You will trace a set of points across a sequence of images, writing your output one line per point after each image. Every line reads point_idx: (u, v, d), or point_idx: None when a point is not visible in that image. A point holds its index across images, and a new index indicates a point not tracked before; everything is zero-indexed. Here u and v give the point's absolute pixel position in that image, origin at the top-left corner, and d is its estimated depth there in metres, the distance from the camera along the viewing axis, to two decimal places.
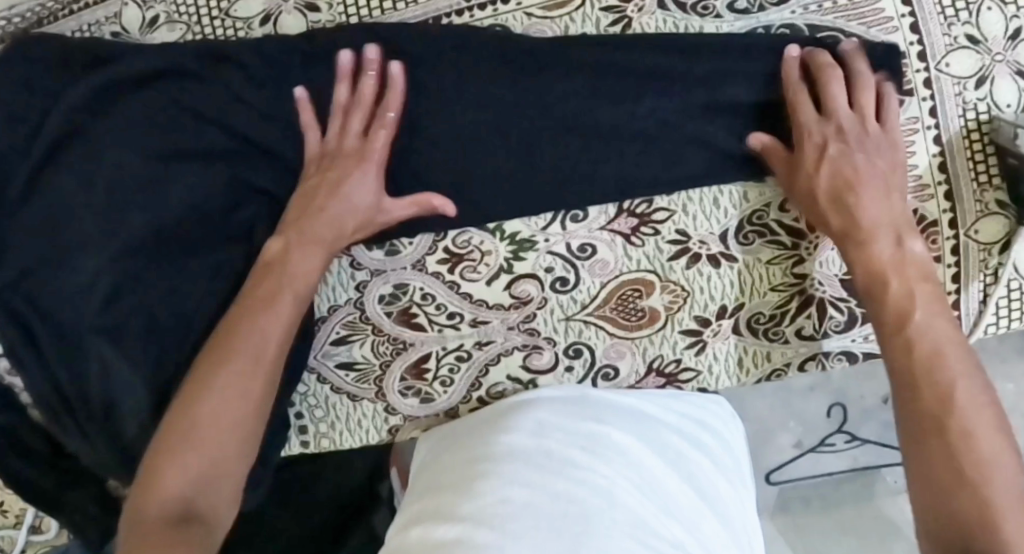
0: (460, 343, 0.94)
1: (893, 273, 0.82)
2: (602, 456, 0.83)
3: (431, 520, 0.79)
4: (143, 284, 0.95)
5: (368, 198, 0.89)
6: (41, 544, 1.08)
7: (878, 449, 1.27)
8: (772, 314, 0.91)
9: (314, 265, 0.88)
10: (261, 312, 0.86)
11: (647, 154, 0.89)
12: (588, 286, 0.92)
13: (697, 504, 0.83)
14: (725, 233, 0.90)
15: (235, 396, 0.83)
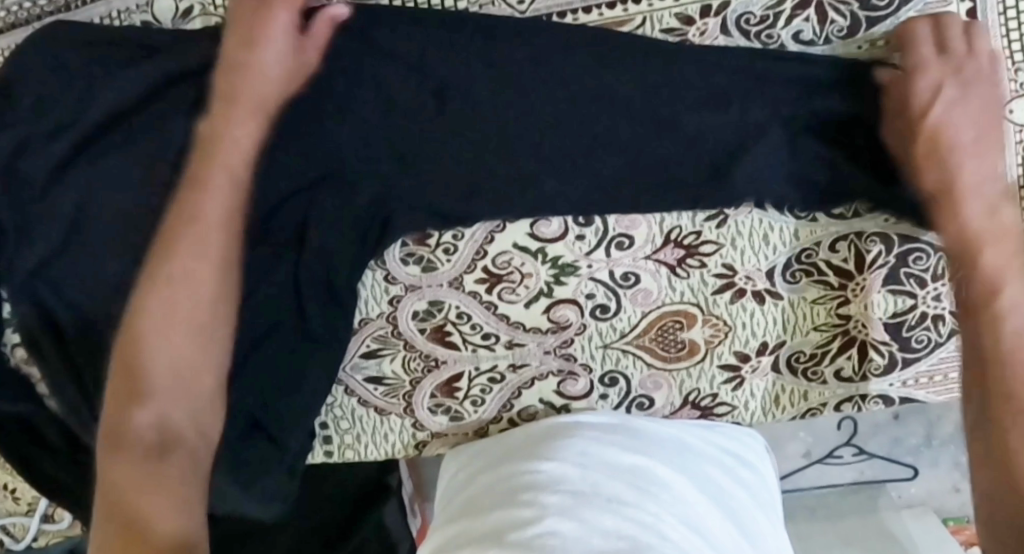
0: (494, 363, 0.93)
1: (989, 245, 0.79)
2: (646, 491, 0.82)
3: (475, 549, 0.79)
4: None
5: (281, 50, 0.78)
6: (53, 532, 1.11)
7: (884, 462, 1.27)
8: (812, 353, 0.91)
9: (241, 133, 0.80)
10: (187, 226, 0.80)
11: (697, 192, 0.85)
12: (629, 315, 0.90)
13: (739, 541, 0.82)
14: (772, 270, 0.88)
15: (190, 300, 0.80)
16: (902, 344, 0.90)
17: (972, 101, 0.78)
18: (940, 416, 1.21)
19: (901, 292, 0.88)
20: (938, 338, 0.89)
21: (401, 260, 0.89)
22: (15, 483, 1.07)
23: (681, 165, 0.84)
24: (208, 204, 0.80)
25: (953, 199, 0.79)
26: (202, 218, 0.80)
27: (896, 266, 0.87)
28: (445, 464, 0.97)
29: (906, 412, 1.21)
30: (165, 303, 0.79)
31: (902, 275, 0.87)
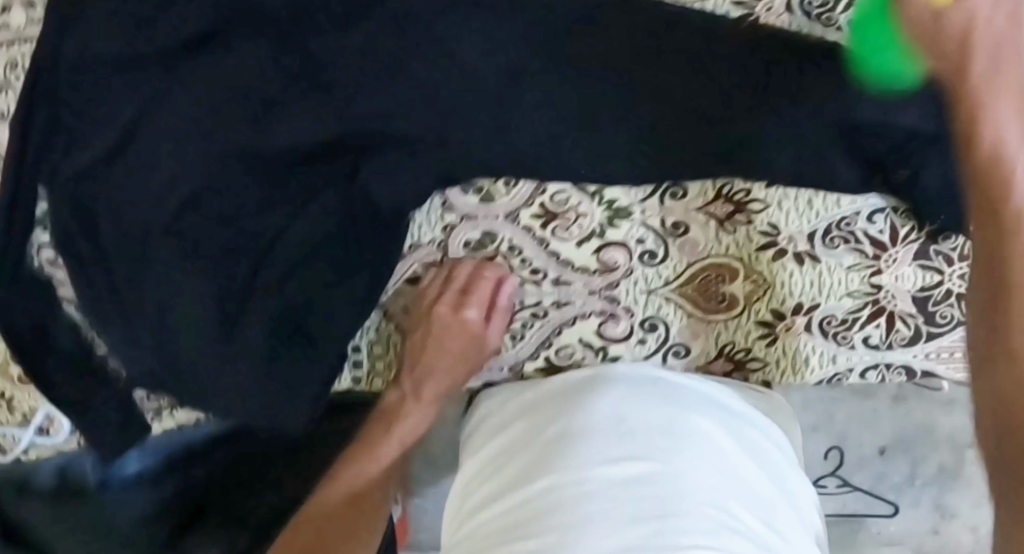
0: (540, 300, 0.95)
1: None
2: (681, 436, 0.85)
3: (508, 494, 0.86)
4: (216, 192, 0.93)
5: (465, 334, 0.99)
6: (45, 446, 1.11)
7: (865, 497, 1.30)
8: (844, 318, 0.94)
9: (445, 345, 1.00)
10: (365, 461, 0.99)
11: (750, 148, 0.88)
12: (674, 263, 0.94)
13: (773, 491, 0.86)
14: (812, 234, 0.93)
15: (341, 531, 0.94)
16: (927, 319, 0.95)
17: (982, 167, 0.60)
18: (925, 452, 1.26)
19: (930, 267, 0.93)
20: (961, 316, 0.95)
21: (462, 188, 0.93)
22: (17, 392, 1.09)
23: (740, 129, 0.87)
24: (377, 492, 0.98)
25: (986, 294, 0.64)
26: (365, 499, 0.97)
27: (925, 242, 0.93)
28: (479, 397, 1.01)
29: (894, 447, 1.27)
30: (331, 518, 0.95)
31: (932, 253, 0.93)
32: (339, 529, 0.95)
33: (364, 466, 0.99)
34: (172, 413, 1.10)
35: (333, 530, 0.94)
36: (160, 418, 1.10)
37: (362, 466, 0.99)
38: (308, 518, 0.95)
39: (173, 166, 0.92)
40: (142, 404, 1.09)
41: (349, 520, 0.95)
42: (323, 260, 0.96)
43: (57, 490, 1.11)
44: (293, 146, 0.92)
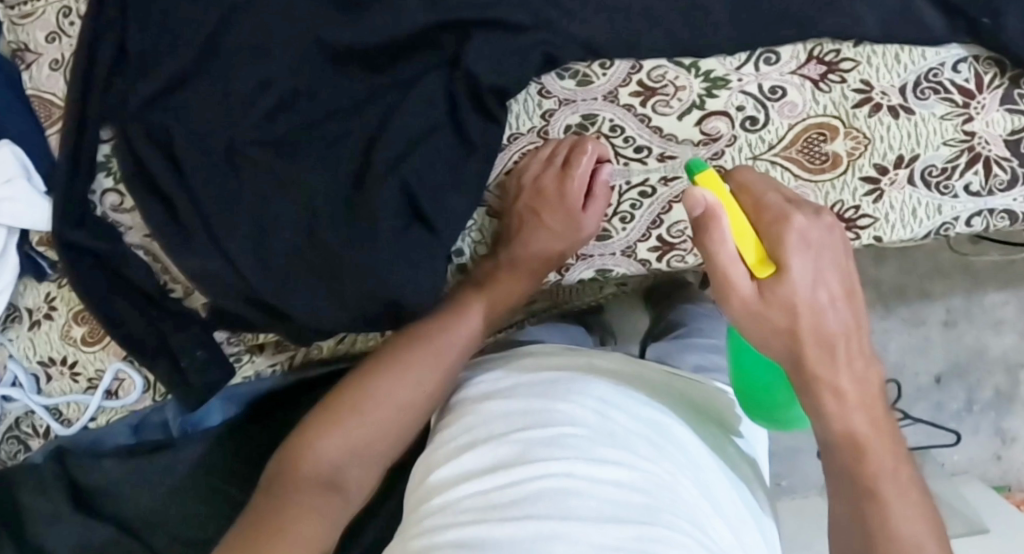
0: (646, 178, 0.94)
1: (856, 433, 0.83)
2: (664, 431, 0.89)
3: (488, 474, 0.83)
4: (313, 100, 0.96)
5: (562, 220, 0.97)
6: (116, 410, 1.04)
7: (927, 428, 1.48)
8: (944, 167, 0.96)
9: (539, 228, 0.98)
10: (434, 346, 0.97)
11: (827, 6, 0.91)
12: (776, 127, 0.94)
13: (738, 507, 0.88)
14: (903, 87, 0.95)
15: (395, 406, 0.94)
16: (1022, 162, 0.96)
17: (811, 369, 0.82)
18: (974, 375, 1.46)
19: (1018, 111, 0.95)
20: None
21: (559, 71, 0.93)
22: (79, 356, 1.03)
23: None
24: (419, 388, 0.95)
25: (849, 452, 0.83)
26: (402, 366, 0.96)
27: (1010, 87, 0.95)
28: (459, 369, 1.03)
29: (947, 376, 1.47)
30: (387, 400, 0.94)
31: (1017, 96, 0.95)
32: (385, 416, 0.94)
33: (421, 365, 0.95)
34: (252, 358, 1.05)
35: (371, 407, 0.94)
36: (240, 365, 1.04)
37: (426, 350, 0.96)
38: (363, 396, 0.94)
39: (261, 81, 0.96)
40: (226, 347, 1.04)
41: (377, 406, 0.94)
42: (424, 155, 0.93)
43: (132, 449, 1.03)
44: (383, 43, 0.94)
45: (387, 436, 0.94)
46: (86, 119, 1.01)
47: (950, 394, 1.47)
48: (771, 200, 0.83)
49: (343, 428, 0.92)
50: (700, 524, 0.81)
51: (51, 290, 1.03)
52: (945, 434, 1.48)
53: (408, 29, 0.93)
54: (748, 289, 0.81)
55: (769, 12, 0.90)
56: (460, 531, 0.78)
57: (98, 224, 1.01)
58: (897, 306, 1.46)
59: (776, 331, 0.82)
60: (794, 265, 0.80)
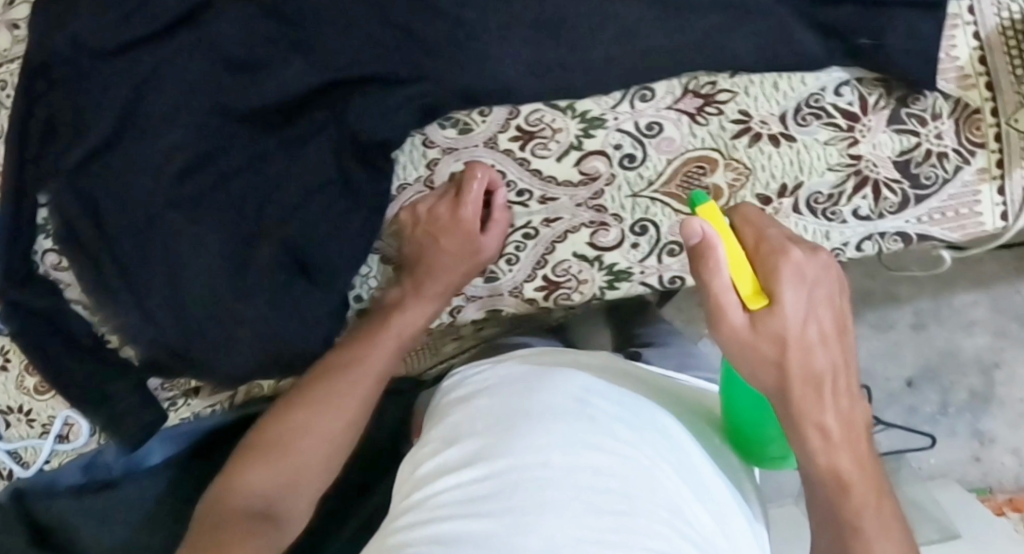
0: (529, 220, 0.97)
1: (839, 462, 0.81)
2: (644, 420, 0.87)
3: (468, 468, 0.83)
4: (221, 159, 0.99)
5: (459, 245, 0.97)
6: (66, 453, 1.12)
7: (901, 433, 1.45)
8: (830, 193, 0.95)
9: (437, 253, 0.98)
10: (344, 375, 0.97)
11: (701, 43, 0.92)
12: (655, 163, 0.95)
13: (728, 498, 0.86)
14: (784, 115, 0.95)
15: (317, 435, 0.95)
16: (913, 183, 0.95)
17: (799, 407, 0.80)
18: (948, 379, 1.43)
19: (905, 131, 0.95)
20: (945, 175, 0.95)
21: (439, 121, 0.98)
22: (32, 404, 1.11)
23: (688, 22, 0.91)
24: (336, 414, 0.95)
25: (832, 489, 0.82)
26: (316, 395, 0.96)
27: (896, 107, 0.95)
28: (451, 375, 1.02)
29: (919, 379, 1.43)
30: (305, 428, 0.95)
31: (905, 116, 0.95)
32: (305, 447, 0.94)
33: (332, 392, 0.96)
34: (187, 402, 1.11)
35: (290, 438, 0.95)
36: (176, 409, 1.11)
37: (344, 376, 0.97)
38: (286, 423, 0.96)
39: (172, 143, 0.98)
40: (158, 393, 1.10)
41: (295, 436, 0.95)
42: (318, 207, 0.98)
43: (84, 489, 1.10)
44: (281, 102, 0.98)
45: (310, 462, 0.94)
46: (25, 187, 1.03)
47: (923, 397, 1.43)
48: (769, 229, 0.81)
49: (271, 460, 0.93)
50: (677, 517, 0.80)
51: (5, 344, 1.10)
52: (919, 438, 1.44)
53: (300, 89, 0.97)
54: (739, 319, 0.79)
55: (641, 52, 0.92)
56: (440, 526, 0.79)
57: (41, 283, 1.06)
58: (864, 312, 1.43)
59: (764, 362, 0.80)
60: (786, 297, 0.79)
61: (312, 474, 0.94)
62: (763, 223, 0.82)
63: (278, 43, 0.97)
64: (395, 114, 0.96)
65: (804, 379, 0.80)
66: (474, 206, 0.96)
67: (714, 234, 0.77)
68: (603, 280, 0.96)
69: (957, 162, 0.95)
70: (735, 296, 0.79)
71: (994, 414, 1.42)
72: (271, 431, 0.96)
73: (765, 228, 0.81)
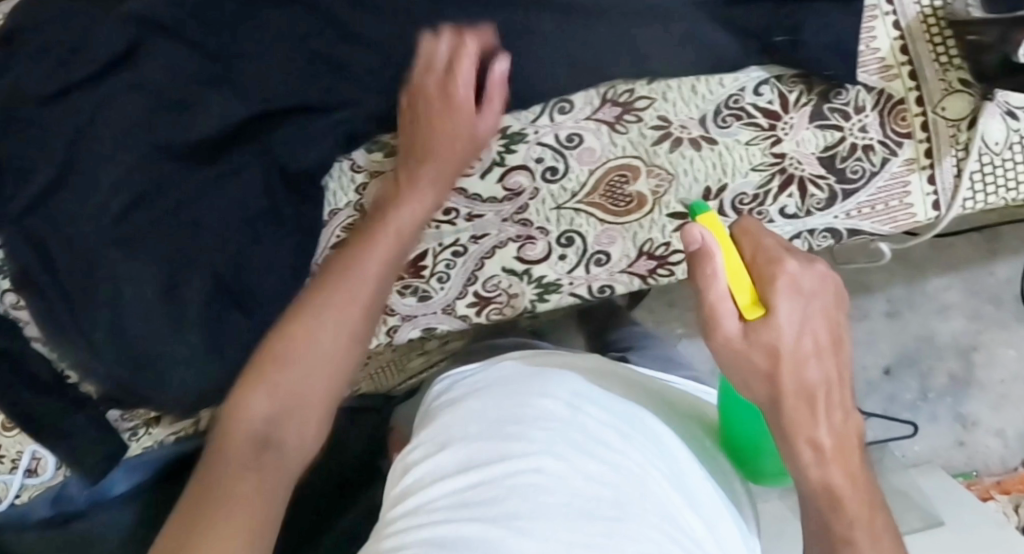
0: (457, 237, 0.96)
1: (835, 478, 0.75)
2: (633, 428, 0.85)
3: (459, 473, 0.80)
4: (164, 190, 1.00)
5: (460, 120, 0.90)
6: (35, 486, 1.11)
7: (883, 422, 1.41)
8: (756, 194, 0.95)
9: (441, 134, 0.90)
10: (346, 273, 0.85)
11: (619, 52, 0.92)
12: (577, 174, 0.95)
13: (718, 503, 0.84)
14: (703, 118, 0.94)
15: (333, 328, 0.81)
16: (840, 178, 0.94)
17: (789, 424, 0.75)
18: (925, 365, 1.40)
19: (828, 126, 0.94)
20: (873, 168, 0.94)
21: (364, 147, 1.03)
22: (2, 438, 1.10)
23: (606, 33, 0.91)
24: (333, 316, 0.82)
25: (823, 509, 0.76)
26: (313, 308, 0.82)
27: (818, 103, 0.94)
28: (439, 381, 0.97)
29: (897, 366, 1.40)
30: (311, 339, 0.80)
31: (827, 111, 0.94)
32: (308, 366, 0.79)
33: (355, 275, 0.85)
34: (149, 430, 1.13)
35: (288, 356, 0.79)
36: (138, 438, 1.13)
37: (347, 280, 0.84)
38: (278, 339, 0.80)
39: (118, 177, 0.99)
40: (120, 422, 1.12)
41: (288, 360, 0.79)
42: (251, 231, 1.00)
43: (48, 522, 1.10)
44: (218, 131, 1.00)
45: (315, 383, 0.79)
46: None
47: (902, 385, 1.40)
48: (768, 239, 0.76)
49: (276, 383, 0.78)
50: (671, 523, 0.77)
51: None
52: (901, 426, 1.41)
53: (236, 119, 1.00)
54: (731, 329, 0.74)
55: (560, 64, 0.92)
56: (430, 530, 0.76)
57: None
58: None
59: (755, 374, 0.75)
60: (782, 311, 0.73)
61: (315, 395, 0.79)
62: (763, 232, 0.76)
63: (215, 78, 1.00)
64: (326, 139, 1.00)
65: (800, 393, 0.74)
66: (470, 71, 0.89)
67: (711, 243, 0.73)
68: (533, 293, 0.97)
69: (884, 154, 0.94)
70: (731, 307, 0.74)
71: (974, 396, 1.40)
72: (268, 351, 0.80)
73: (763, 236, 0.75)
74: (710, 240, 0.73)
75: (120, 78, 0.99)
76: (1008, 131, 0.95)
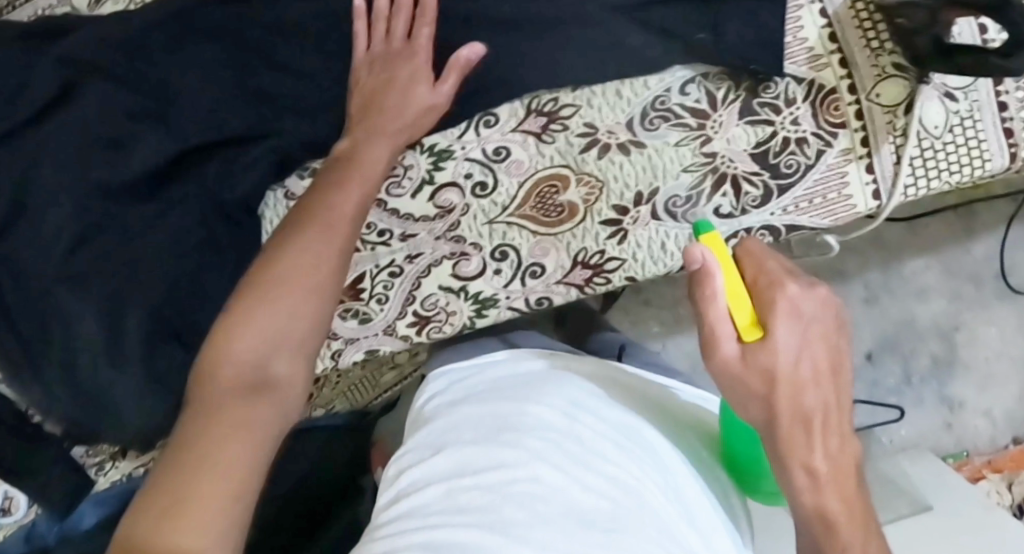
0: (392, 259, 0.95)
1: (833, 506, 0.74)
2: (629, 439, 0.81)
3: (456, 478, 0.77)
4: (105, 224, 0.97)
5: (418, 94, 0.90)
6: (8, 526, 1.09)
7: (869, 408, 1.38)
8: (689, 195, 0.94)
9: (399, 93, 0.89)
10: (318, 228, 0.84)
11: (545, 62, 0.91)
12: (506, 188, 0.94)
13: (712, 517, 0.80)
14: (630, 122, 0.93)
15: (315, 263, 0.83)
16: (774, 174, 0.93)
17: (784, 445, 0.74)
18: (908, 348, 1.37)
19: (758, 121, 0.92)
20: (807, 161, 0.93)
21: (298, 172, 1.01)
22: None
23: (533, 46, 0.90)
24: (315, 244, 0.83)
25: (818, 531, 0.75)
26: (299, 249, 0.83)
27: (747, 99, 0.92)
28: (433, 380, 0.93)
29: (880, 351, 1.38)
30: (290, 266, 0.82)
31: (757, 106, 0.92)
32: (298, 302, 0.81)
33: (332, 219, 0.85)
34: (115, 464, 1.14)
35: (274, 289, 0.80)
36: (104, 473, 1.14)
37: (327, 204, 0.86)
38: (270, 274, 0.81)
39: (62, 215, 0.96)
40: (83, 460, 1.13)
41: (273, 293, 0.80)
42: (192, 258, 0.98)
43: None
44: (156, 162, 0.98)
45: (303, 312, 0.81)
46: None
47: (885, 370, 1.38)
48: (771, 264, 0.77)
49: (263, 327, 0.79)
50: (669, 539, 0.73)
51: None
52: (888, 411, 1.38)
53: (174, 148, 0.98)
54: (731, 351, 0.74)
55: (487, 80, 0.91)
56: (428, 534, 0.72)
57: None
58: None
59: (752, 397, 0.75)
60: (780, 333, 0.73)
61: (303, 315, 0.81)
62: (766, 258, 0.76)
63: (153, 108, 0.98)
64: (256, 168, 0.99)
65: (801, 418, 0.74)
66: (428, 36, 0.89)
67: (713, 264, 0.74)
68: (470, 310, 0.96)
69: (818, 146, 0.92)
70: (731, 327, 0.74)
71: (960, 377, 1.37)
72: (254, 291, 0.80)
73: (765, 262, 0.76)
74: (711, 263, 0.74)
75: (58, 118, 0.96)
76: (947, 113, 0.92)
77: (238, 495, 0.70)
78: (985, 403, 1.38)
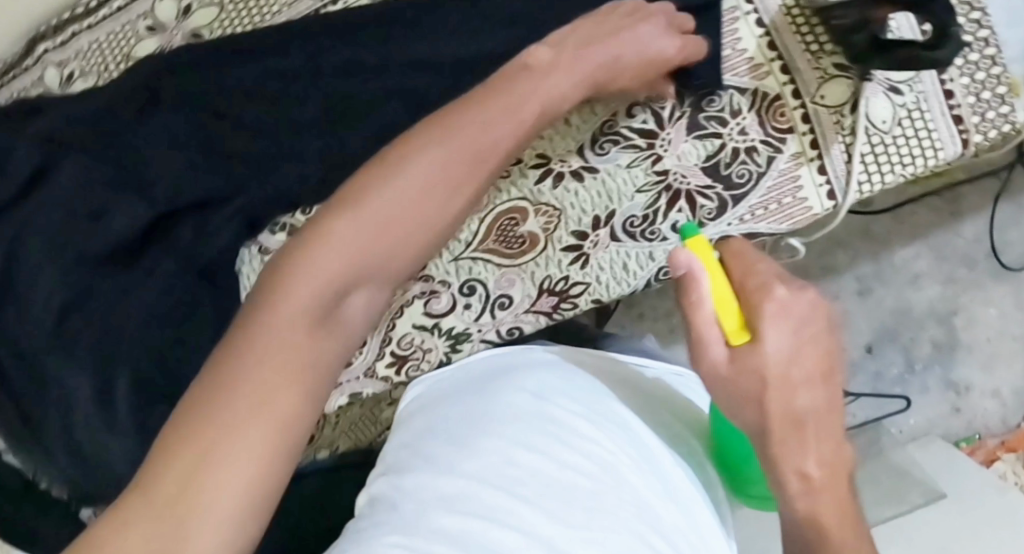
0: None
1: (824, 511, 0.72)
2: (603, 412, 0.81)
3: (439, 462, 0.76)
4: (86, 293, 0.97)
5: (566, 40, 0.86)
6: None
7: (874, 401, 1.37)
8: (645, 214, 0.95)
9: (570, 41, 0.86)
10: (392, 170, 0.79)
11: None
12: (469, 224, 0.95)
13: (690, 488, 0.79)
14: (581, 148, 0.94)
15: (371, 220, 0.77)
16: (727, 185, 0.94)
17: (773, 449, 0.72)
18: (907, 337, 1.37)
19: (707, 135, 0.93)
20: (758, 169, 0.94)
21: (269, 228, 1.06)
22: None
23: None
24: (383, 194, 0.78)
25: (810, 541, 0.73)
26: (372, 191, 0.78)
27: (693, 114, 0.93)
28: (415, 385, 0.93)
29: (880, 343, 1.37)
30: (354, 215, 0.77)
31: (703, 121, 0.93)
32: (353, 253, 0.76)
33: (409, 166, 0.79)
34: None
35: (340, 233, 0.76)
36: None
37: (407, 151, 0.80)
38: (338, 216, 0.76)
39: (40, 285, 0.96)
40: None
41: (331, 239, 0.75)
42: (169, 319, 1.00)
43: None
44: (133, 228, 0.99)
45: (363, 267, 0.77)
46: None
47: (887, 360, 1.37)
48: (760, 264, 0.72)
49: (319, 272, 0.74)
50: (645, 509, 0.74)
51: None
52: (893, 402, 1.37)
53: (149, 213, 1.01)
54: (719, 356, 0.71)
55: None
56: (417, 517, 0.72)
57: None
58: None
59: (742, 401, 0.71)
60: (772, 339, 0.69)
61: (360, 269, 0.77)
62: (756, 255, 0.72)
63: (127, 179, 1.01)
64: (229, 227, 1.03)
65: (790, 423, 0.71)
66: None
67: (697, 269, 0.70)
68: (445, 345, 0.98)
69: (768, 153, 0.93)
70: (717, 334, 0.71)
71: (963, 361, 1.37)
72: (319, 229, 0.76)
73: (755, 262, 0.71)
74: (695, 267, 0.70)
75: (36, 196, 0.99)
76: (894, 107, 0.93)
77: (263, 453, 0.67)
78: (992, 385, 1.37)
